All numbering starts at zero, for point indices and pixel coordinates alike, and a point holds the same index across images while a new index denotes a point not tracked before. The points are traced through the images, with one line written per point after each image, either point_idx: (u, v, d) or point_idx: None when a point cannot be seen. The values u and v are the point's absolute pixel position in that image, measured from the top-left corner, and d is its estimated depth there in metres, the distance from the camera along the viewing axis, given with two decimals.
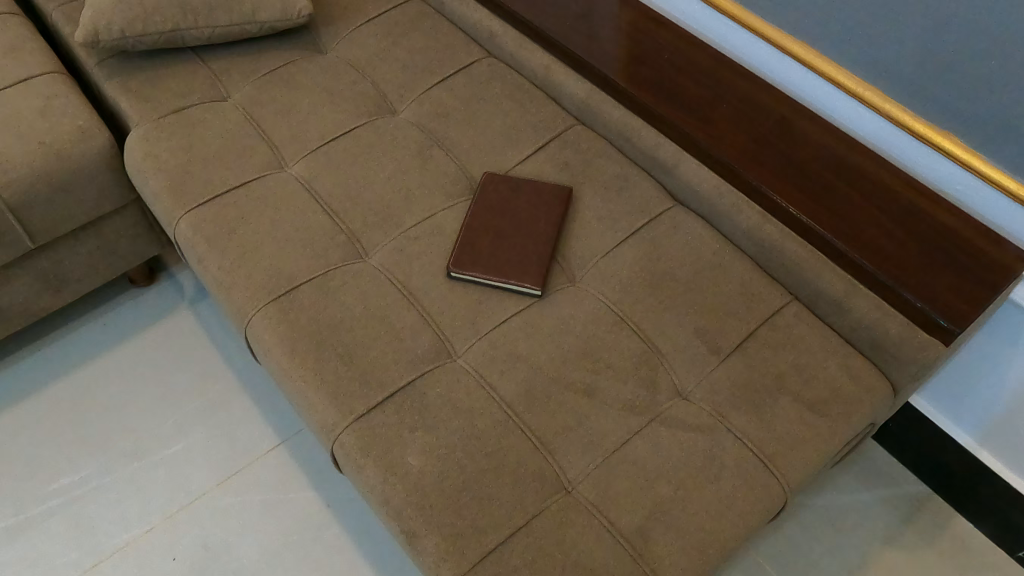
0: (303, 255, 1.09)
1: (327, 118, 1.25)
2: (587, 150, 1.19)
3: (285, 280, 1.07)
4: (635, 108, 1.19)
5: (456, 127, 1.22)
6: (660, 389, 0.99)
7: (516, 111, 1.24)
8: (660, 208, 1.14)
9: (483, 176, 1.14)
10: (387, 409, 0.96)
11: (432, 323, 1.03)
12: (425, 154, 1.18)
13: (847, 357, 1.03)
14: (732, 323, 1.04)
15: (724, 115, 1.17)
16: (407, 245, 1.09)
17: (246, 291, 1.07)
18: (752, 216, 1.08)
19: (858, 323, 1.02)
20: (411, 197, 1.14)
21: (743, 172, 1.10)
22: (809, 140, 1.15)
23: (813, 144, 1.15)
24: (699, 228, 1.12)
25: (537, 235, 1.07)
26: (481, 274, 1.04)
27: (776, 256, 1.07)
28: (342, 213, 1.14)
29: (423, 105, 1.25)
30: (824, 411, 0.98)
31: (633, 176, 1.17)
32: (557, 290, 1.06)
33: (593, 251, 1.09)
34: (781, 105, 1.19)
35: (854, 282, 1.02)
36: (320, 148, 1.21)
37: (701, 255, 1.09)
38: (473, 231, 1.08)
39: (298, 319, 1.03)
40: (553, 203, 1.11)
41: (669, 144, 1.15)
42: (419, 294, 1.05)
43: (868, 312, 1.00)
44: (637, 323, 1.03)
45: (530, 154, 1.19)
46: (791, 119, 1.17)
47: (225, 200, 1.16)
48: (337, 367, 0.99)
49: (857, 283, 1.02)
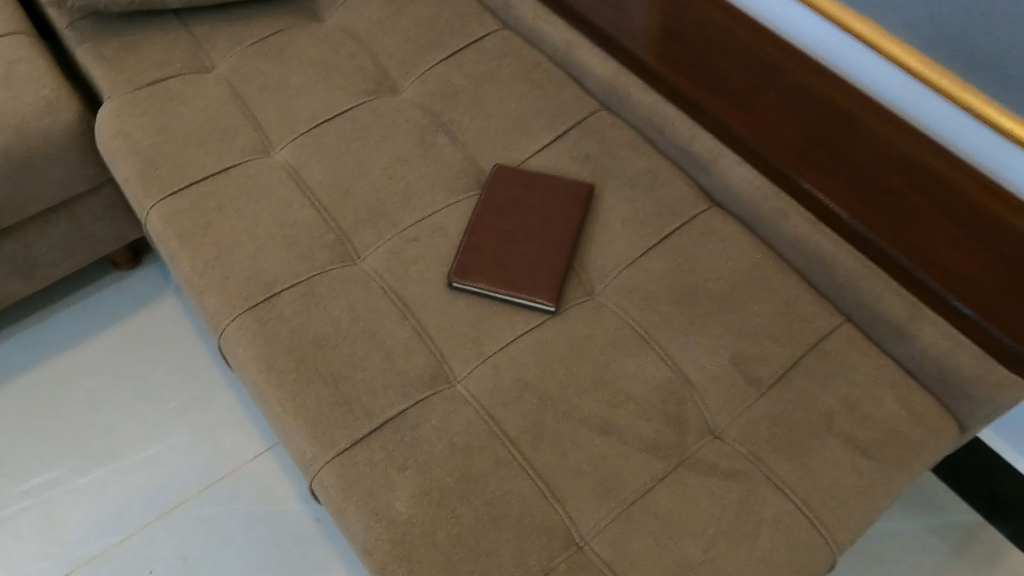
0: (285, 256, 0.96)
1: (320, 96, 1.10)
2: (611, 141, 1.03)
3: (265, 286, 0.94)
4: (670, 93, 1.04)
5: (463, 111, 1.06)
6: (689, 426, 0.86)
7: (531, 93, 1.07)
8: (694, 210, 0.98)
9: (494, 168, 0.98)
10: (372, 443, 0.83)
11: (428, 342, 0.89)
12: (429, 141, 1.03)
13: (906, 391, 0.89)
14: (775, 349, 0.90)
15: (770, 103, 1.01)
16: (404, 247, 0.95)
17: (220, 296, 0.94)
18: (802, 225, 0.93)
19: (924, 352, 0.87)
20: (410, 192, 0.99)
21: (790, 172, 0.96)
22: (869, 134, 0.99)
23: (875, 138, 0.99)
24: (740, 235, 0.97)
25: (552, 241, 0.93)
26: (486, 286, 0.90)
27: (827, 272, 0.93)
28: (332, 209, 0.99)
29: (428, 83, 1.09)
30: (879, 457, 0.85)
31: (665, 172, 1.01)
32: (574, 305, 0.91)
33: (616, 259, 0.94)
34: (837, 92, 1.03)
35: (919, 303, 0.87)
36: (312, 132, 1.06)
37: (741, 267, 0.94)
38: (479, 234, 0.93)
39: (277, 332, 0.90)
40: (572, 202, 0.95)
41: (705, 135, 0.99)
42: (415, 307, 0.91)
43: (934, 341, 0.86)
44: (665, 347, 0.89)
45: (547, 144, 1.03)
46: (849, 109, 1.02)
47: (202, 188, 1.03)
48: (320, 391, 0.86)
49: (924, 305, 0.87)
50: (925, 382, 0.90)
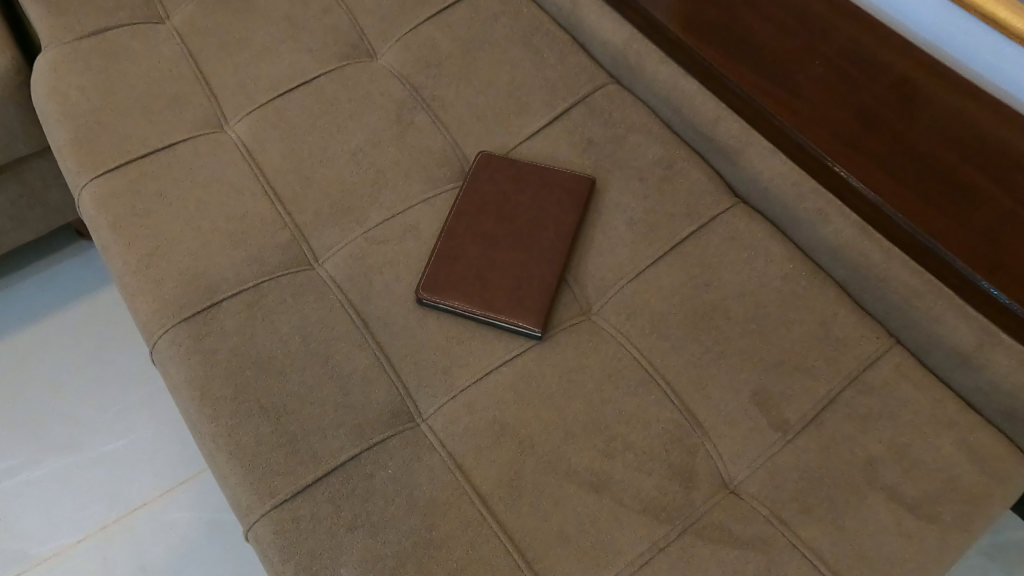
0: (230, 256, 0.81)
1: (284, 59, 0.92)
2: (620, 123, 0.87)
3: (204, 292, 0.79)
4: (689, 67, 0.86)
5: (447, 83, 0.90)
6: (698, 481, 0.70)
7: (528, 63, 0.91)
8: (716, 209, 0.82)
9: (478, 157, 0.83)
10: (318, 495, 0.69)
11: (390, 370, 0.75)
12: (405, 119, 0.87)
13: (970, 432, 0.72)
14: (807, 383, 0.74)
15: (815, 73, 0.83)
16: (368, 252, 0.80)
17: (152, 303, 0.79)
18: (846, 229, 0.77)
19: (994, 387, 0.70)
20: (380, 183, 0.84)
21: (837, 167, 0.77)
22: (936, 113, 0.79)
23: (944, 114, 0.79)
24: (769, 240, 0.81)
25: (543, 249, 0.78)
26: (461, 305, 0.75)
27: (876, 289, 0.76)
28: (289, 200, 0.84)
29: (409, 47, 0.93)
30: (932, 516, 0.68)
31: (681, 162, 0.84)
32: (565, 328, 0.76)
33: (618, 270, 0.79)
34: (898, 58, 0.83)
35: (989, 326, 0.70)
36: (274, 103, 0.89)
37: (768, 281, 0.78)
38: (455, 239, 0.78)
39: (215, 352, 0.76)
40: (567, 201, 0.80)
41: (731, 118, 0.83)
42: (377, 327, 0.77)
43: (1012, 374, 0.69)
44: (672, 383, 0.74)
45: (542, 127, 0.87)
46: (912, 76, 0.82)
47: (142, 168, 0.85)
48: (260, 427, 0.73)
49: (998, 329, 0.70)
50: (994, 419, 0.73)
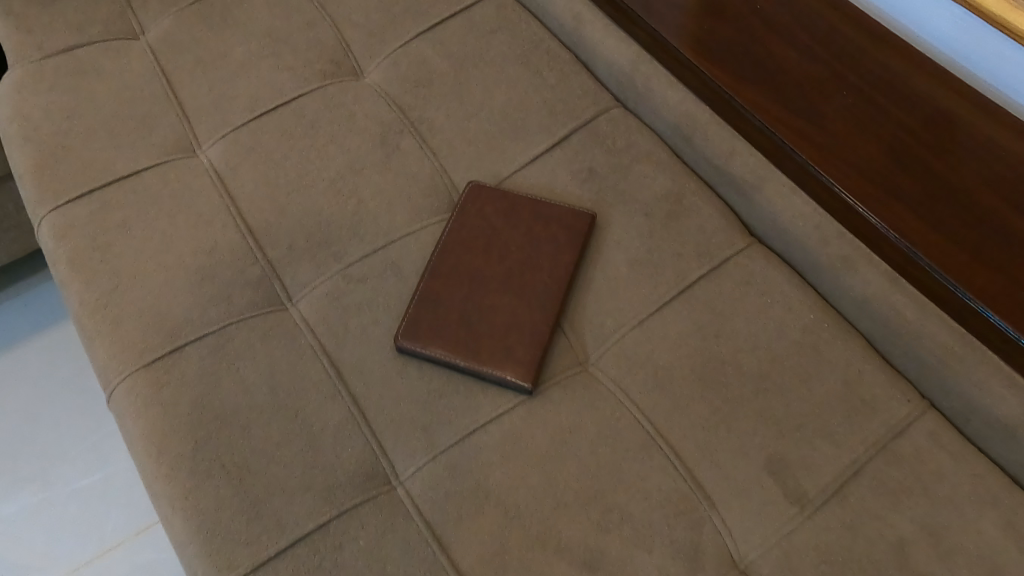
0: (195, 294, 0.73)
1: (263, 76, 0.85)
2: (624, 151, 0.79)
3: (166, 334, 0.71)
4: (703, 94, 0.79)
5: (438, 105, 0.82)
6: (706, 561, 0.62)
7: (526, 83, 0.84)
8: (729, 249, 0.75)
9: (467, 188, 0.76)
10: (280, 569, 0.62)
11: (364, 426, 0.68)
12: (391, 145, 0.80)
13: (1012, 509, 0.64)
14: (828, 450, 0.66)
15: (842, 105, 0.76)
16: (345, 291, 0.73)
17: (109, 345, 0.72)
18: (874, 279, 0.69)
19: None
20: (361, 215, 0.76)
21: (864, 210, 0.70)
22: (976, 151, 0.72)
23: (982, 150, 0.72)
24: (787, 286, 0.73)
25: (537, 294, 0.70)
26: (443, 354, 0.68)
27: (905, 345, 0.69)
28: (262, 231, 0.76)
29: (398, 65, 0.85)
30: None
31: (691, 195, 0.77)
32: (559, 381, 0.69)
33: (619, 318, 0.71)
34: (932, 91, 0.76)
35: None
36: (250, 125, 0.82)
37: (786, 333, 0.71)
38: (440, 280, 0.71)
39: (174, 403, 0.68)
40: (564, 239, 0.73)
41: (747, 151, 0.75)
42: (352, 376, 0.70)
43: None
44: (677, 447, 0.66)
45: (540, 154, 0.79)
46: (948, 108, 0.75)
47: (105, 196, 0.78)
48: (220, 488, 0.65)
49: None
50: None
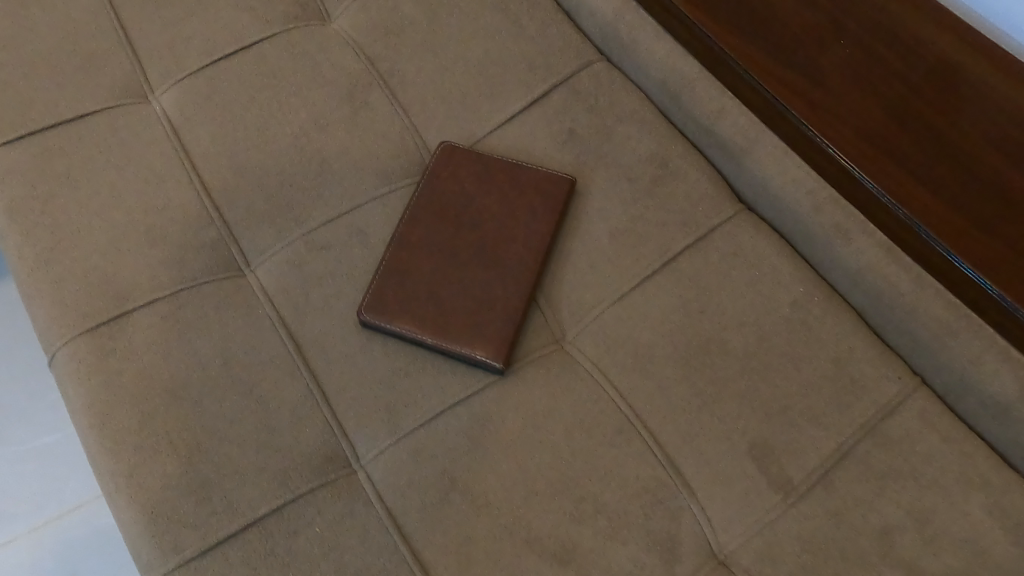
0: (142, 254, 0.68)
1: (220, 16, 0.78)
2: (608, 110, 0.73)
3: (113, 298, 0.66)
4: (691, 46, 0.71)
5: (409, 56, 0.76)
6: (683, 554, 0.58)
7: (504, 33, 0.77)
8: (717, 217, 0.69)
9: (439, 149, 0.71)
10: (230, 555, 0.58)
11: (324, 406, 0.64)
12: (358, 99, 0.74)
13: (1009, 498, 0.58)
14: (813, 434, 0.61)
15: (835, 50, 0.67)
16: (306, 258, 0.68)
17: (50, 308, 0.66)
18: (869, 251, 0.61)
19: None
20: (324, 175, 0.71)
21: (865, 179, 0.62)
22: (996, 105, 0.63)
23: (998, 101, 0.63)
24: (776, 254, 0.67)
25: (511, 268, 0.66)
26: (410, 331, 0.64)
27: (897, 322, 0.61)
28: (217, 189, 0.71)
29: (367, 12, 0.79)
30: None
31: (677, 158, 0.71)
32: (533, 361, 0.65)
33: (598, 292, 0.67)
34: (947, 38, 0.66)
35: None
36: (205, 71, 0.75)
37: (775, 306, 0.65)
38: (407, 250, 0.66)
39: (121, 374, 0.63)
40: (541, 207, 0.68)
41: (738, 109, 0.67)
42: (312, 351, 0.65)
43: None
44: (656, 433, 0.62)
45: (517, 112, 0.74)
46: (959, 52, 0.65)
47: (45, 142, 0.72)
48: (167, 467, 0.60)
49: None
50: None
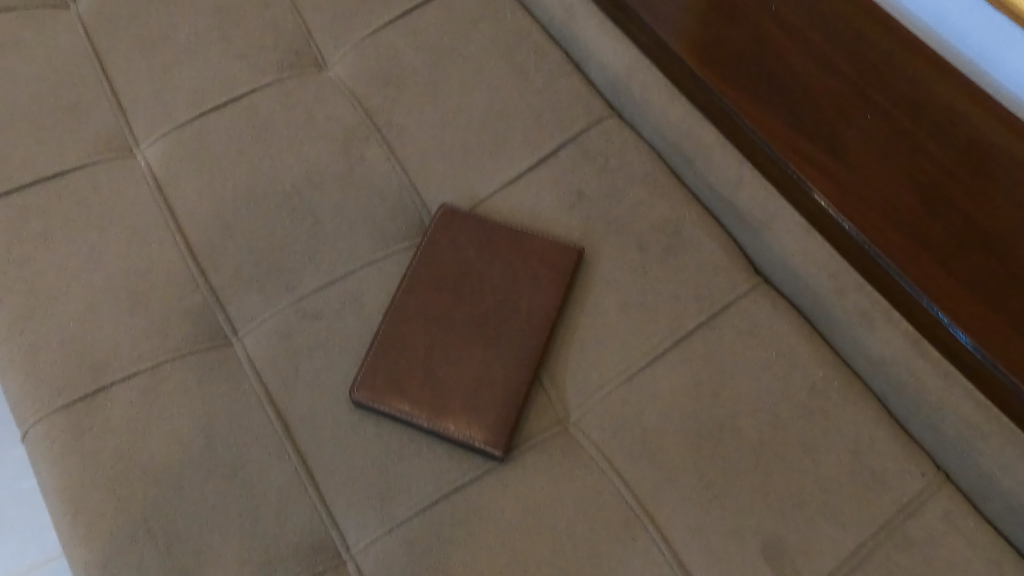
0: (123, 323, 0.64)
1: (210, 65, 0.75)
2: (618, 172, 0.70)
3: (90, 371, 0.62)
4: (710, 110, 0.67)
5: (408, 109, 0.73)
6: None
7: (509, 86, 0.74)
8: (732, 291, 0.65)
9: (439, 212, 0.67)
10: None
11: (313, 490, 0.59)
12: (354, 154, 0.71)
13: None
14: (832, 533, 0.56)
15: (860, 123, 0.63)
16: (297, 327, 0.64)
17: (25, 379, 0.63)
18: (893, 340, 0.57)
19: None
20: (317, 237, 0.67)
21: (895, 269, 0.57)
22: None
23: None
24: (793, 333, 0.63)
25: (513, 345, 0.62)
26: (406, 412, 0.60)
27: (922, 417, 0.57)
28: (204, 251, 0.67)
29: (365, 60, 0.75)
30: None
31: (691, 226, 0.68)
32: (535, 445, 0.61)
33: (604, 371, 0.63)
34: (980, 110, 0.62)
35: None
36: (193, 124, 0.72)
37: (791, 392, 0.61)
38: (404, 323, 0.63)
39: (96, 455, 0.60)
40: (545, 278, 0.64)
41: (757, 181, 0.63)
42: (300, 429, 0.61)
43: None
44: (664, 527, 0.58)
45: (522, 172, 0.70)
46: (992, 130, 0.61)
47: (24, 199, 0.68)
48: (142, 556, 0.56)
49: None
50: None
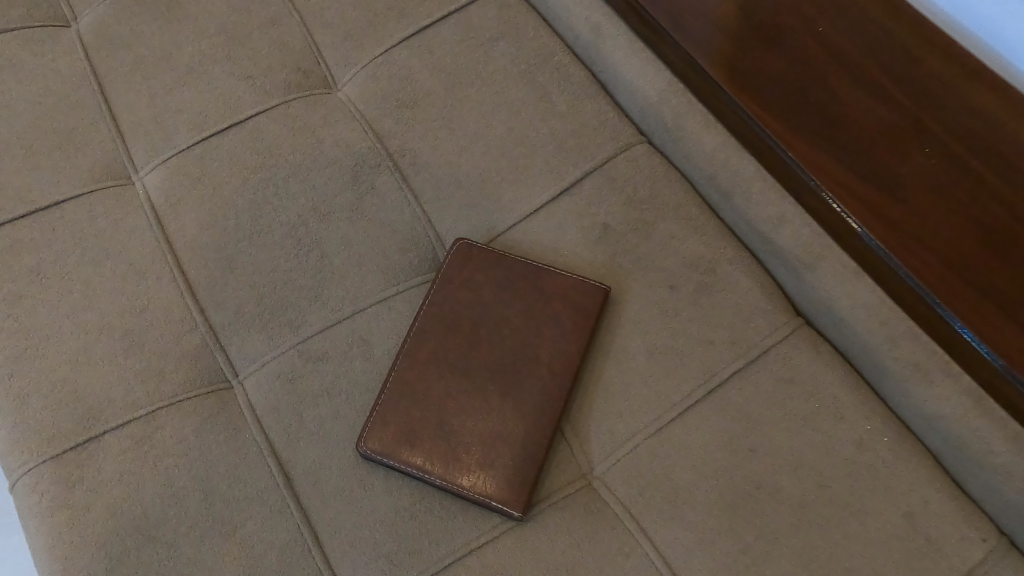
0: (117, 366, 0.60)
1: (214, 86, 0.70)
2: (647, 204, 0.65)
3: (82, 418, 0.58)
4: (748, 139, 0.62)
5: (423, 134, 0.68)
6: None
7: (530, 110, 0.69)
8: (771, 334, 0.60)
9: (454, 248, 0.63)
10: None
11: (315, 551, 0.55)
12: (364, 182, 0.66)
13: None
14: None
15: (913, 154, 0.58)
16: (301, 371, 0.60)
17: (13, 426, 0.59)
18: (952, 396, 0.51)
19: None
20: (324, 274, 0.63)
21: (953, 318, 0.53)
22: None
23: None
24: (837, 382, 0.58)
25: (532, 393, 0.58)
26: (416, 467, 0.56)
27: (983, 478, 0.51)
28: (205, 287, 0.63)
29: (376, 80, 0.71)
30: None
31: (726, 262, 0.63)
32: (557, 503, 0.56)
33: (632, 422, 0.58)
34: None
35: None
36: (195, 150, 0.68)
37: (835, 446, 0.56)
38: (415, 369, 0.59)
39: (85, 509, 0.56)
40: (569, 322, 0.60)
41: (800, 217, 0.58)
42: (303, 483, 0.57)
43: None
44: None
45: (544, 203, 0.66)
46: None
47: (16, 231, 0.64)
48: None
49: None
50: None
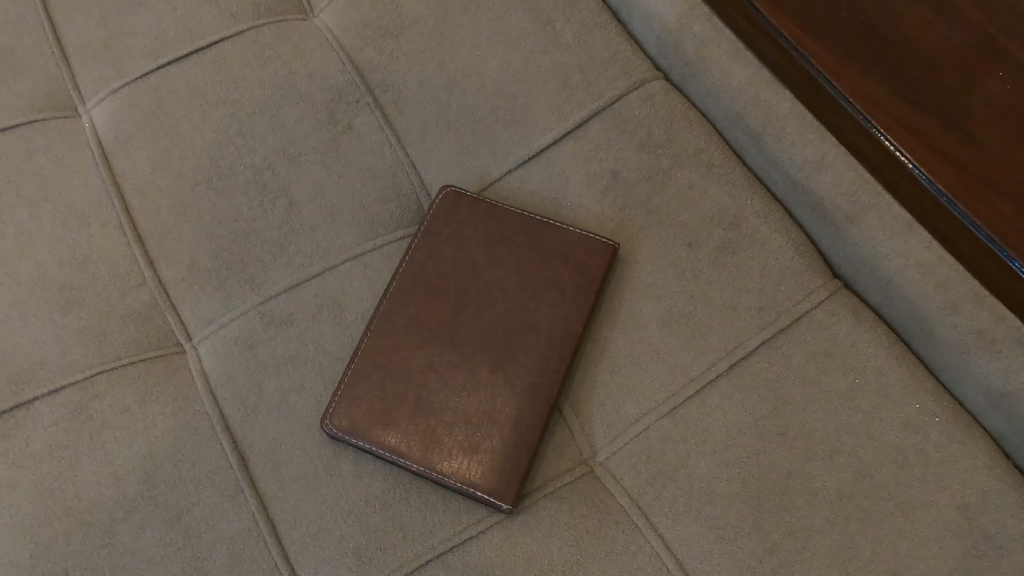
0: (54, 323, 0.52)
1: (174, 8, 0.62)
2: (663, 147, 0.57)
3: (11, 381, 0.50)
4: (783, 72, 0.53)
5: (409, 66, 0.60)
6: None
7: (531, 39, 0.61)
8: (805, 299, 0.52)
9: (440, 196, 0.55)
10: None
11: (271, 543, 0.47)
12: (340, 119, 0.58)
13: None
14: None
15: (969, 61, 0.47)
16: (262, 335, 0.52)
17: None
18: None
19: None
20: (292, 223, 0.55)
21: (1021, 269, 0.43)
22: None
23: None
24: (881, 354, 0.50)
25: (526, 366, 0.50)
26: (389, 451, 0.48)
27: None
28: (157, 236, 0.55)
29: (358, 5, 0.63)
30: None
31: (753, 215, 0.54)
32: (553, 492, 0.48)
33: (641, 399, 0.50)
34: None
35: None
36: (151, 79, 0.60)
37: (879, 428, 0.48)
38: (391, 336, 0.51)
39: (11, 487, 0.48)
40: (570, 284, 0.52)
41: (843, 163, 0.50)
42: (260, 462, 0.49)
43: None
44: None
45: (545, 146, 0.58)
46: None
47: None
48: None
49: None
50: None
